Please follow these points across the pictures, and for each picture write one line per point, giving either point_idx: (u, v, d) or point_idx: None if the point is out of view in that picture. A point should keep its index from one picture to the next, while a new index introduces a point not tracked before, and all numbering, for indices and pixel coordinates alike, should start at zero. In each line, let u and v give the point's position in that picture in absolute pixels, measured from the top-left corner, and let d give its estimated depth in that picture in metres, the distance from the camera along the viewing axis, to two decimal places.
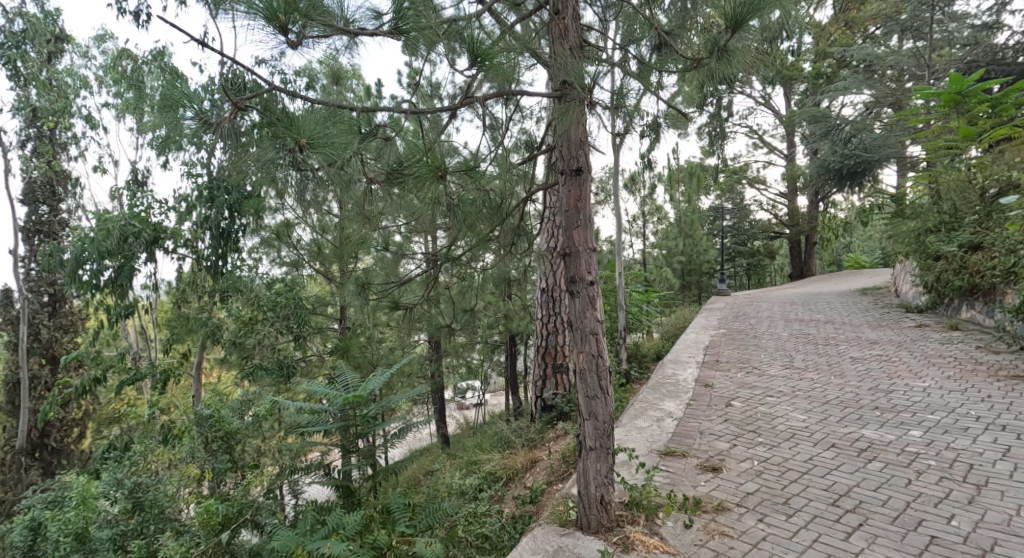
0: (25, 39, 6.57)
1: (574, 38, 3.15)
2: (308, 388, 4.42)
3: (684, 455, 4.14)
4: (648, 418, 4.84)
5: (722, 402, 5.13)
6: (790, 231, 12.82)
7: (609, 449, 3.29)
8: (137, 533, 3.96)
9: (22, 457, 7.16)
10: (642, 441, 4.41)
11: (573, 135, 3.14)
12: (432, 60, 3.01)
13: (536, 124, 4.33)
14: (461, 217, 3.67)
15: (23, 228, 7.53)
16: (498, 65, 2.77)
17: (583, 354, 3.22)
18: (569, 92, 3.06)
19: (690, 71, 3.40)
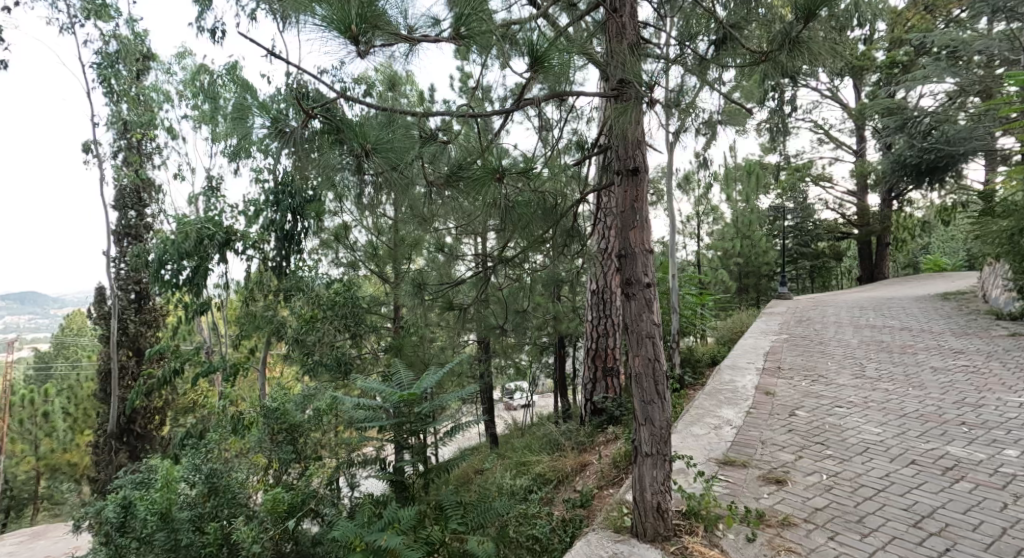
0: (118, 59, 7.27)
1: (631, 36, 3.11)
2: (366, 385, 4.56)
3: (745, 465, 3.98)
4: (705, 425, 4.70)
5: (784, 411, 4.91)
6: (860, 231, 12.08)
7: (666, 456, 3.22)
8: (213, 516, 4.26)
9: (112, 440, 7.84)
10: (699, 448, 4.29)
11: (630, 135, 3.09)
12: (483, 65, 3.04)
13: (587, 125, 4.28)
14: (516, 219, 3.71)
15: (115, 232, 8.30)
16: (553, 66, 2.76)
17: (640, 357, 3.16)
18: (627, 91, 3.02)
19: (757, 65, 3.27)
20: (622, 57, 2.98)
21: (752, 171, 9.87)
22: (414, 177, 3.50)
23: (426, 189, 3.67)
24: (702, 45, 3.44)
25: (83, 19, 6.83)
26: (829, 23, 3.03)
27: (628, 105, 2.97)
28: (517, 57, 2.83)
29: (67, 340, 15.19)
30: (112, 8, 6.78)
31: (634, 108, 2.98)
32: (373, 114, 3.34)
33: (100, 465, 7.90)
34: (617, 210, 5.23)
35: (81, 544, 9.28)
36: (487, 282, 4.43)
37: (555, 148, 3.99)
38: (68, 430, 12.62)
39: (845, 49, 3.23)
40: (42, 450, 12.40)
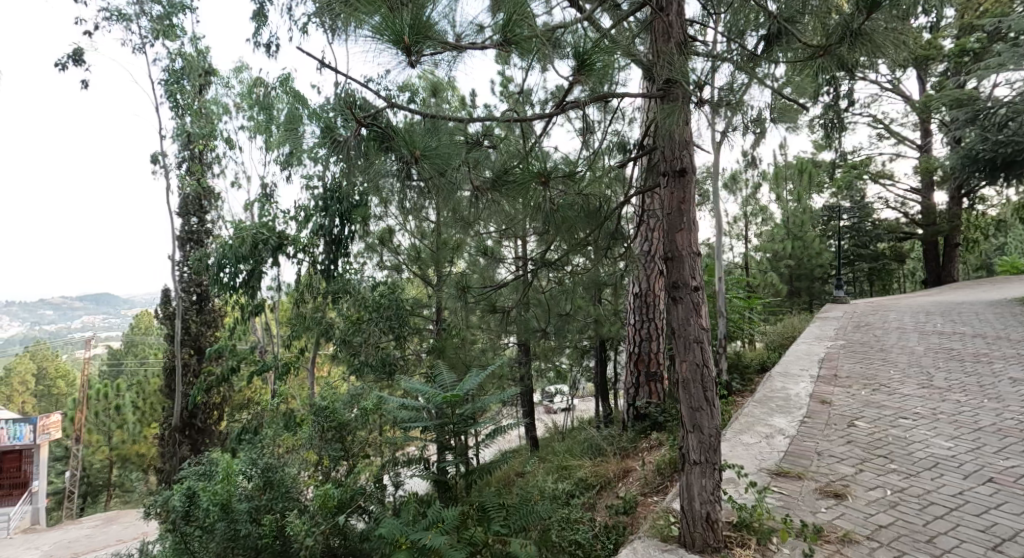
0: (183, 75, 7.76)
1: (679, 33, 3.01)
2: (409, 386, 4.61)
3: (800, 477, 3.79)
4: (755, 434, 4.52)
5: (843, 421, 4.66)
6: (925, 231, 11.37)
7: (715, 464, 3.07)
8: (268, 509, 4.43)
9: (176, 433, 8.32)
10: (750, 457, 4.12)
11: (676, 134, 2.96)
12: (523, 68, 3.01)
13: (628, 125, 4.19)
14: (559, 223, 3.65)
15: (179, 237, 8.82)
16: (594, 65, 2.69)
17: (687, 363, 3.04)
18: (674, 89, 2.89)
19: (814, 60, 3.10)
20: (668, 55, 2.89)
21: (805, 169, 9.49)
22: (459, 182, 3.44)
23: (472, 194, 3.54)
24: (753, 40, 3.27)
25: (153, 40, 7.33)
26: (892, 12, 2.84)
27: (677, 104, 2.86)
28: (561, 60, 2.76)
29: (136, 338, 16.24)
30: (177, 28, 7.25)
31: (682, 106, 2.87)
32: (418, 121, 3.36)
33: (165, 456, 8.42)
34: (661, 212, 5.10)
35: (149, 529, 9.92)
36: (528, 285, 4.41)
37: (596, 148, 3.92)
38: (137, 423, 13.50)
39: (912, 39, 3.00)
40: (115, 440, 13.33)
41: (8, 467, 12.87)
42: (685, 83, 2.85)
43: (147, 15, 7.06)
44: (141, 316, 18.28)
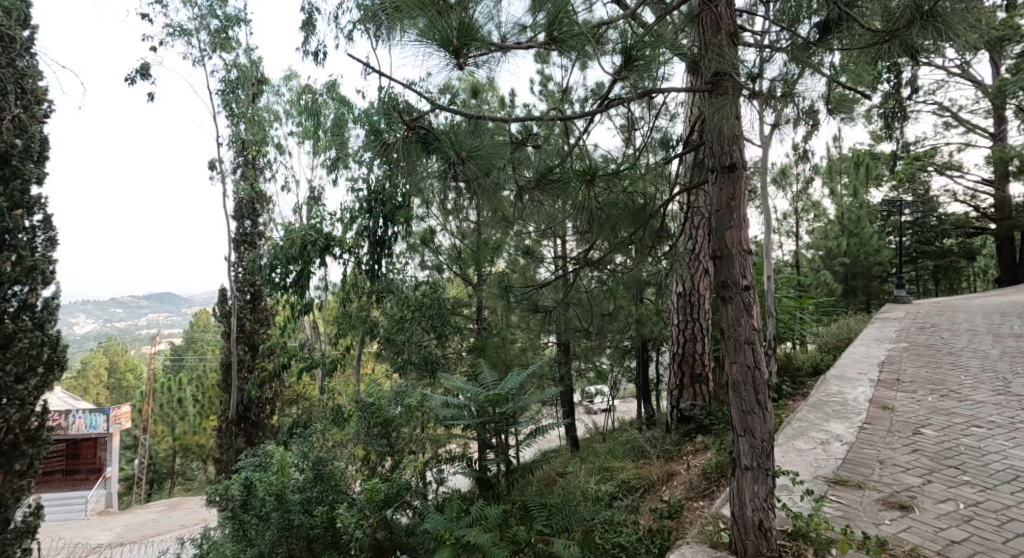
0: (238, 85, 8.14)
1: (730, 25, 2.62)
2: (453, 383, 4.46)
3: (860, 486, 3.52)
4: (810, 440, 4.26)
5: (907, 429, 4.37)
6: (998, 226, 10.57)
7: (768, 470, 2.72)
8: (320, 501, 4.37)
9: (232, 426, 8.74)
10: (804, 464, 3.87)
11: (725, 128, 2.61)
12: (563, 67, 2.81)
13: (672, 121, 3.70)
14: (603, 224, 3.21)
15: (235, 239, 9.26)
16: (637, 56, 2.52)
17: (736, 365, 2.68)
18: (724, 83, 2.58)
19: (878, 45, 2.60)
20: (717, 46, 2.57)
21: (861, 162, 9.01)
22: (500, 182, 3.18)
23: (516, 193, 3.31)
24: (806, 27, 2.66)
25: (211, 53, 7.74)
26: None
27: (727, 98, 2.53)
28: (606, 55, 2.59)
29: (197, 335, 17.20)
30: (233, 40, 7.64)
31: (733, 101, 2.55)
32: (459, 121, 3.07)
33: (224, 447, 8.87)
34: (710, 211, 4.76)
35: (208, 516, 10.50)
36: (571, 285, 3.90)
37: (638, 146, 3.44)
38: (198, 415, 14.32)
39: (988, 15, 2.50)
40: (178, 430, 14.26)
41: (85, 453, 13.82)
42: (736, 76, 2.56)
43: (206, 29, 7.44)
44: (201, 314, 19.34)
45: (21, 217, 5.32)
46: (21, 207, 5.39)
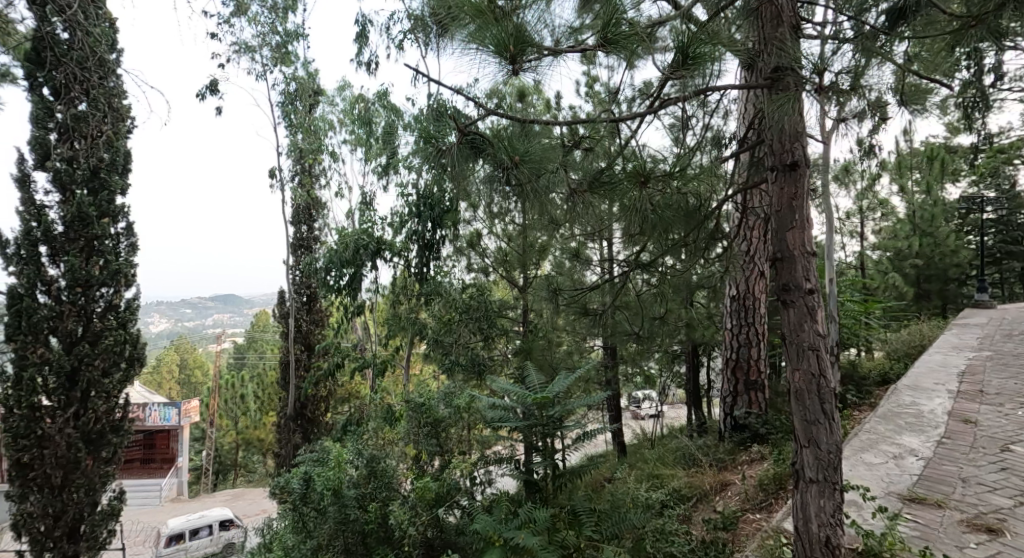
0: (297, 96, 8.52)
1: (792, 17, 2.28)
2: (499, 384, 4.27)
3: (940, 506, 3.27)
4: (881, 453, 4.00)
5: (993, 445, 4.03)
6: None
7: (837, 484, 2.22)
8: (372, 497, 3.91)
9: (290, 422, 9.10)
10: (875, 479, 3.62)
11: (784, 124, 2.23)
12: (611, 67, 2.73)
13: (724, 117, 3.28)
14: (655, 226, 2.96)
15: (292, 244, 9.66)
16: (691, 54, 2.26)
17: (799, 372, 2.23)
18: (785, 78, 2.25)
19: (962, 33, 2.20)
20: (778, 41, 2.22)
21: (935, 156, 8.43)
22: (552, 186, 2.93)
23: (566, 196, 3.02)
24: (874, 12, 2.33)
25: (272, 67, 8.13)
26: None
27: (790, 93, 2.17)
28: (662, 49, 2.47)
29: (258, 334, 18.04)
30: (292, 55, 8.01)
31: (797, 95, 2.17)
32: (506, 125, 2.98)
33: (282, 442, 9.25)
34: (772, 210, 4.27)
35: (268, 508, 11.00)
36: (619, 288, 3.62)
37: (689, 148, 3.11)
38: (258, 411, 15.08)
39: None
40: (241, 425, 15.29)
41: (160, 444, 14.74)
42: (799, 71, 2.22)
43: (269, 45, 7.82)
44: (261, 315, 20.27)
45: (108, 223, 5.26)
46: (109, 216, 5.32)
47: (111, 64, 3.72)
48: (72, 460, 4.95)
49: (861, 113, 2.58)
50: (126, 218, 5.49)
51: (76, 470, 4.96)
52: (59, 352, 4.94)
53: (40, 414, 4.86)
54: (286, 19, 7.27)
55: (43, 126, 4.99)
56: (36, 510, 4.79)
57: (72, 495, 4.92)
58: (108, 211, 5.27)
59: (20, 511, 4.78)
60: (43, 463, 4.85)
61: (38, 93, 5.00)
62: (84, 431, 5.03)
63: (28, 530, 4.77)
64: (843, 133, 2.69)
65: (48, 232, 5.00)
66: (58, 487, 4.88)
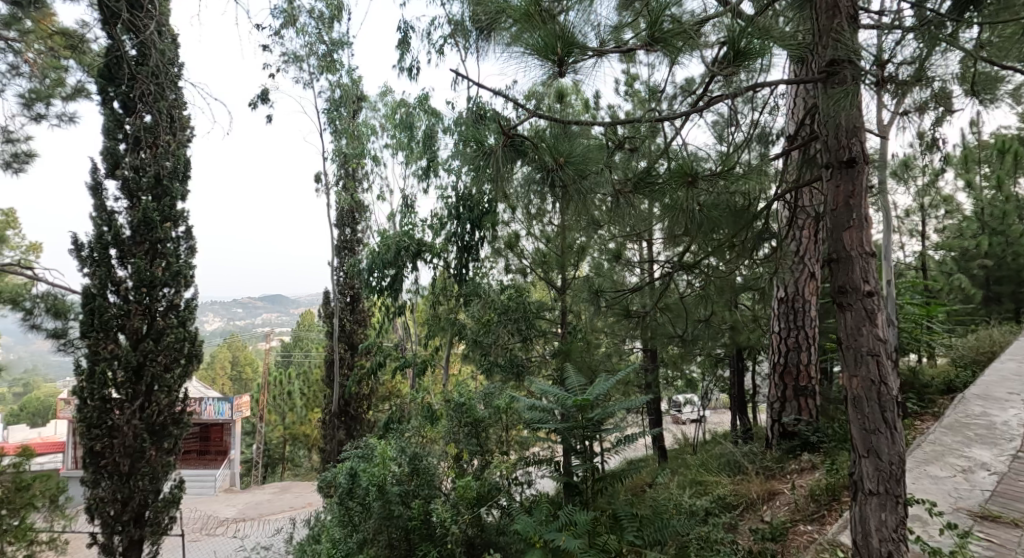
0: (342, 103, 8.74)
1: (849, 8, 2.19)
2: (538, 386, 4.25)
3: (1015, 524, 3.09)
4: (947, 466, 3.80)
5: None
6: None
7: (900, 497, 2.12)
8: (415, 494, 3.95)
9: (335, 419, 9.31)
10: (941, 493, 3.45)
11: (840, 119, 2.15)
12: (652, 64, 2.69)
13: (771, 113, 3.20)
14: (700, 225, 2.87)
15: (337, 246, 9.88)
16: (743, 48, 2.19)
17: (855, 378, 2.14)
18: (842, 70, 2.14)
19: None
20: (835, 32, 2.14)
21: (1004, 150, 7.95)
22: (597, 186, 2.91)
23: (611, 197, 3.02)
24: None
25: (319, 75, 8.36)
26: None
27: (847, 86, 2.09)
28: (711, 44, 2.42)
29: (304, 333, 18.55)
30: (337, 62, 8.22)
31: (855, 88, 2.09)
32: (544, 127, 2.96)
33: (327, 438, 9.49)
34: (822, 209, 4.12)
35: (313, 502, 11.29)
36: (663, 290, 3.56)
37: (733, 145, 3.05)
38: (304, 407, 15.54)
39: None
40: (288, 420, 15.76)
41: (214, 436, 15.37)
42: (857, 62, 2.14)
43: (315, 54, 8.05)
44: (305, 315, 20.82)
45: (170, 228, 5.50)
46: (170, 220, 5.56)
47: (174, 77, 3.90)
48: (138, 449, 5.21)
49: (923, 107, 2.42)
50: (185, 223, 5.73)
51: (141, 459, 5.22)
52: (126, 347, 5.21)
53: (111, 406, 5.16)
54: (332, 29, 7.47)
55: (114, 137, 5.31)
56: (107, 495, 5.08)
57: (139, 482, 5.19)
58: (170, 216, 5.53)
59: (93, 495, 5.09)
60: (112, 451, 5.13)
61: (109, 106, 5.33)
62: (148, 422, 5.29)
63: (99, 513, 5.06)
64: (902, 127, 2.50)
65: (118, 235, 5.29)
66: (126, 474, 5.15)
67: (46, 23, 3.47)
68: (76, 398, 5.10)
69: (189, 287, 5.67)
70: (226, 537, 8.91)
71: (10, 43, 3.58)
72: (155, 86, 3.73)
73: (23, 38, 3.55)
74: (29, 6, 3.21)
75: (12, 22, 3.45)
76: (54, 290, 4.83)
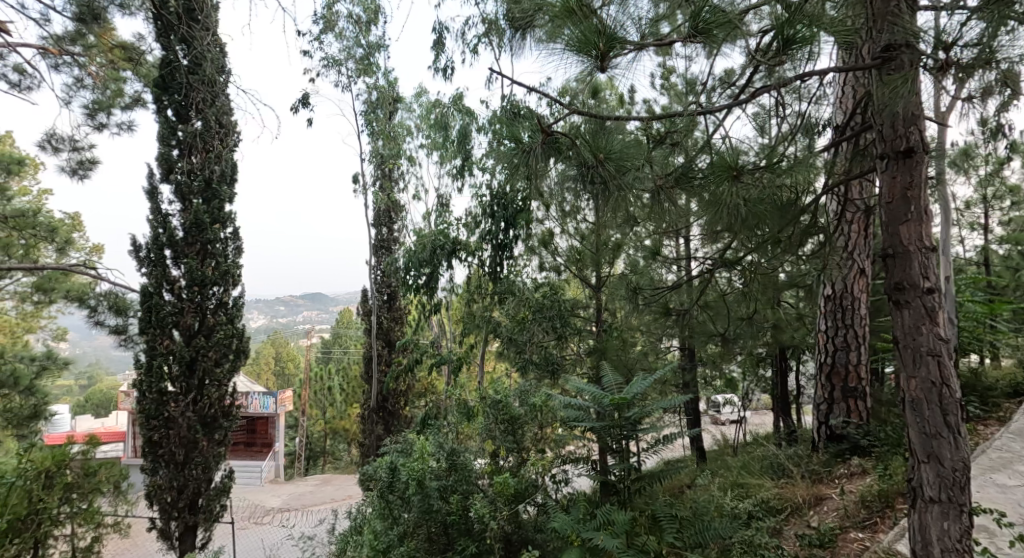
0: (378, 105, 8.88)
1: None
2: (575, 384, 4.21)
3: None
4: (1014, 475, 3.61)
5: None
6: None
7: (964, 506, 2.01)
8: (454, 489, 3.97)
9: (373, 415, 9.46)
10: (1008, 503, 3.28)
11: (897, 107, 2.06)
12: (689, 56, 2.65)
13: (818, 103, 3.11)
14: (744, 222, 2.79)
15: (374, 245, 10.03)
16: (793, 37, 2.13)
17: (914, 380, 2.05)
18: (899, 56, 2.08)
19: None
20: (891, 15, 2.06)
21: None
22: (637, 182, 2.87)
23: (652, 194, 2.97)
24: None
25: (356, 78, 8.51)
26: None
27: (906, 72, 2.00)
28: (756, 33, 2.37)
29: (342, 331, 18.93)
30: (374, 66, 8.35)
31: (913, 74, 2.00)
32: (581, 124, 2.91)
33: (366, 432, 9.65)
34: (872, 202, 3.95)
35: (353, 495, 11.53)
36: (704, 287, 3.49)
37: (776, 136, 2.97)
38: (344, 403, 15.89)
39: None
40: (328, 415, 16.12)
41: (260, 429, 15.90)
42: (915, 46, 2.05)
43: (353, 58, 8.19)
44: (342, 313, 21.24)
45: (219, 229, 5.69)
46: (219, 222, 5.75)
47: (222, 82, 4.03)
48: (191, 439, 5.41)
49: (990, 92, 2.22)
50: (233, 224, 5.91)
51: (194, 449, 5.40)
52: (180, 343, 5.41)
53: (166, 398, 5.37)
54: (369, 32, 7.59)
55: (167, 143, 5.54)
56: (164, 483, 5.30)
57: (192, 471, 5.38)
58: (219, 218, 5.72)
59: (151, 482, 5.32)
60: (168, 441, 5.34)
61: (164, 114, 5.55)
62: (200, 415, 5.47)
63: (158, 500, 5.28)
64: (964, 114, 2.33)
65: (172, 237, 5.51)
66: (180, 464, 5.35)
67: (107, 38, 3.67)
68: (135, 390, 5.33)
69: (236, 286, 5.85)
70: (272, 525, 9.18)
71: (76, 59, 3.75)
72: (204, 93, 3.87)
73: (86, 52, 3.73)
74: (92, 22, 3.41)
75: (76, 38, 3.65)
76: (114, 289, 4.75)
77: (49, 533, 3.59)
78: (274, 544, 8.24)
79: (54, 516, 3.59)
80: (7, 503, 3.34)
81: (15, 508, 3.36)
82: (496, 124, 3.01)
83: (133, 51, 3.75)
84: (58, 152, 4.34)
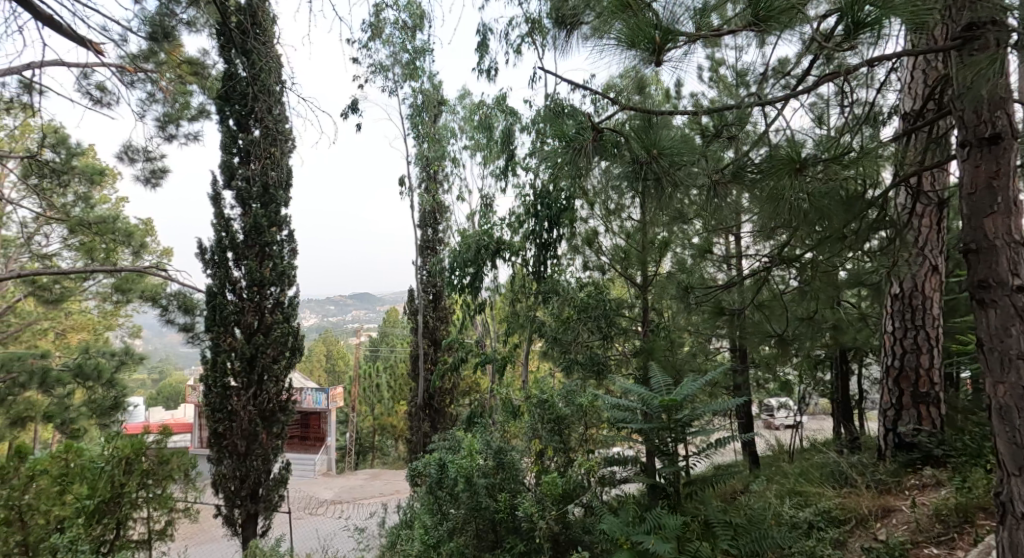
0: (423, 107, 8.98)
1: None
2: (623, 385, 4.12)
3: None
4: None
5: None
6: None
7: None
8: (502, 488, 3.96)
9: (421, 412, 9.56)
10: None
11: (983, 91, 1.92)
12: (739, 46, 2.57)
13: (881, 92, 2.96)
14: (808, 217, 2.65)
15: (420, 245, 10.16)
16: (863, 20, 1.97)
17: (1003, 386, 1.90)
18: (984, 35, 1.98)
19: None
20: None
21: None
22: (691, 179, 2.76)
23: (707, 189, 2.87)
24: None
25: (402, 83, 8.64)
26: None
27: (995, 53, 1.84)
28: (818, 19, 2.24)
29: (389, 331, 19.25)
30: (420, 69, 8.45)
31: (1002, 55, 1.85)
32: (630, 120, 2.81)
33: (414, 429, 9.77)
34: (943, 196, 3.70)
35: (401, 490, 11.69)
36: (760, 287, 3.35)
37: (838, 127, 2.83)
38: (391, 399, 16.18)
39: None
40: (376, 411, 16.43)
41: (314, 424, 16.36)
42: (1002, 23, 1.94)
43: (399, 62, 8.32)
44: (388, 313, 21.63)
45: (275, 231, 5.88)
46: (275, 225, 5.94)
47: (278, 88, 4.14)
48: (253, 432, 5.60)
49: None
50: (288, 226, 6.09)
51: (255, 441, 5.59)
52: (241, 341, 5.61)
53: (230, 393, 5.58)
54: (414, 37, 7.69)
55: (229, 151, 5.77)
56: (228, 473, 5.51)
57: (254, 462, 5.56)
58: (276, 221, 5.91)
59: (217, 472, 5.54)
60: (232, 433, 5.55)
61: (226, 123, 5.78)
62: (261, 408, 5.66)
63: (222, 488, 5.49)
64: None
65: (233, 240, 5.73)
66: (243, 454, 5.54)
67: (175, 54, 3.77)
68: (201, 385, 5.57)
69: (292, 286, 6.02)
70: (326, 516, 9.44)
71: (149, 74, 4.01)
72: (261, 101, 3.99)
73: (157, 68, 3.89)
74: (164, 39, 3.52)
75: (149, 55, 3.78)
76: (183, 289, 5.21)
77: (130, 515, 3.78)
78: (328, 535, 8.47)
79: (134, 500, 3.77)
80: (95, 487, 3.51)
81: (102, 491, 3.54)
82: (541, 123, 2.97)
83: (199, 67, 3.90)
84: (133, 162, 4.56)
